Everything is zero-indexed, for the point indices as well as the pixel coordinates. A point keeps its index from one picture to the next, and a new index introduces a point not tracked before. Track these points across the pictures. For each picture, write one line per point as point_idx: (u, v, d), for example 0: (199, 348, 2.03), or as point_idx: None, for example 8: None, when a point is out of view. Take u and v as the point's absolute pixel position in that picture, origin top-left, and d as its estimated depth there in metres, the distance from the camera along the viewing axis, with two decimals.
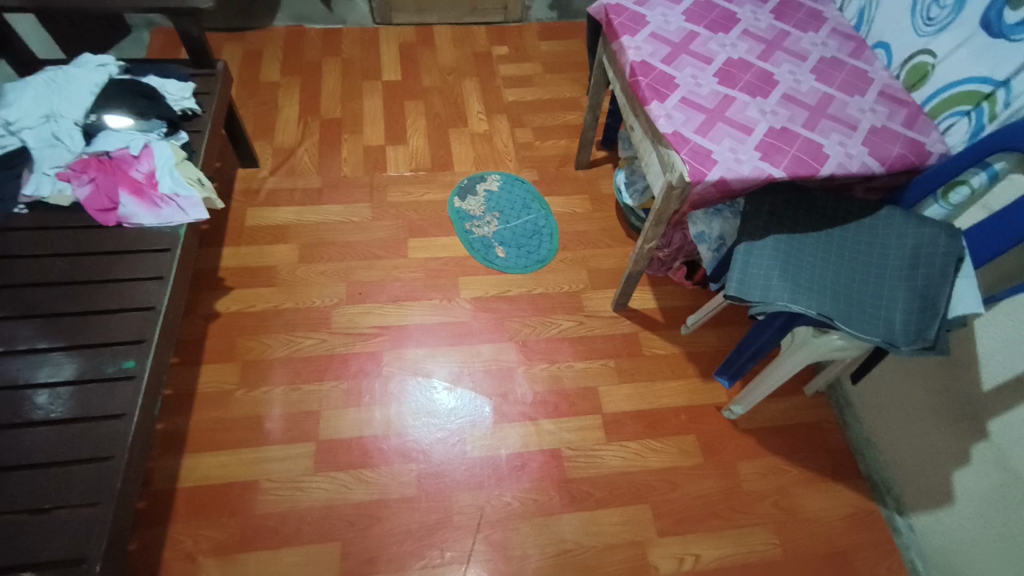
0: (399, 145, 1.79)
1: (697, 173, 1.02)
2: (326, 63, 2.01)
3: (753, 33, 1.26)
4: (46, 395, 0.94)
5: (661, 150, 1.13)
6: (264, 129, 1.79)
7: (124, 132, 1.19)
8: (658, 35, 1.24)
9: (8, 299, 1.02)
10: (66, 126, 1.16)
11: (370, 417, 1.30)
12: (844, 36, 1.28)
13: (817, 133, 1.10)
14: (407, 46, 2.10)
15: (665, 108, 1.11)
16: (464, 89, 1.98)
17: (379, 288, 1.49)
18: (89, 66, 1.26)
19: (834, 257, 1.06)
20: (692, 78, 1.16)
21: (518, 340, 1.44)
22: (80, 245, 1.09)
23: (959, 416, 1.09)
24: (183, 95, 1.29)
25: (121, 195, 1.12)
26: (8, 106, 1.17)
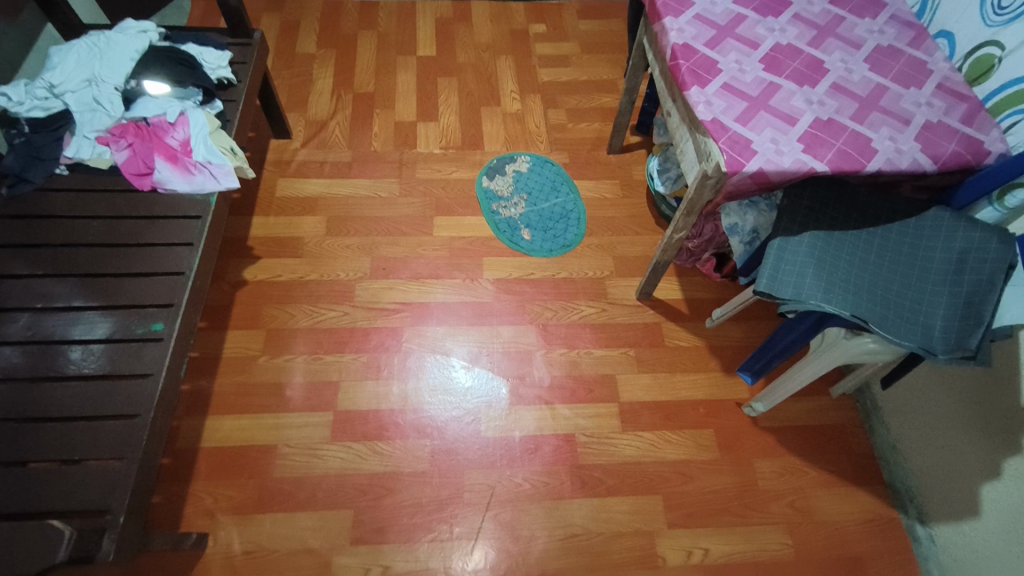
0: (430, 122, 1.78)
1: (734, 163, 0.98)
2: (362, 36, 2.00)
3: (804, 18, 1.19)
4: (80, 350, 0.98)
5: (698, 137, 1.08)
6: (298, 101, 1.80)
7: (162, 99, 1.20)
8: (703, 17, 1.19)
9: (48, 257, 1.06)
10: (106, 91, 1.17)
11: (387, 390, 1.32)
12: (903, 24, 1.20)
13: (866, 126, 1.04)
14: (444, 22, 2.07)
15: (705, 94, 1.06)
16: (498, 67, 1.95)
17: (403, 264, 1.50)
18: (130, 32, 1.27)
19: (874, 257, 1.01)
20: (736, 64, 1.11)
21: (538, 323, 1.43)
22: (116, 208, 1.12)
23: (994, 429, 1.04)
24: (220, 63, 1.30)
25: (156, 161, 1.15)
26: (52, 69, 1.19)
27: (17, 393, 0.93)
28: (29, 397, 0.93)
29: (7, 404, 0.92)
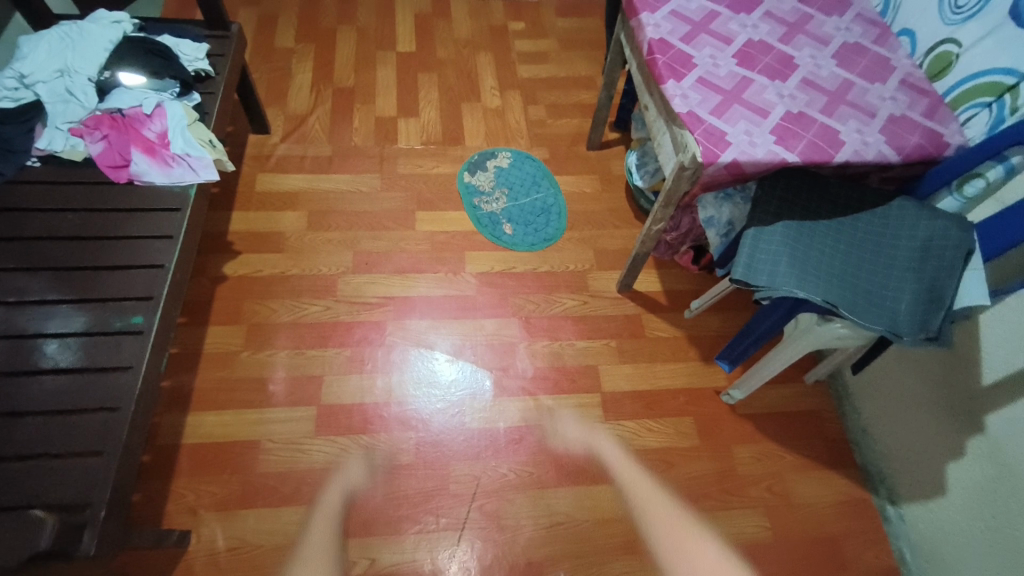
0: (411, 117, 1.78)
1: (710, 155, 1.01)
2: (341, 31, 1.99)
3: (775, 15, 1.24)
4: (56, 345, 0.96)
5: (674, 130, 1.11)
6: (276, 95, 1.79)
7: (137, 91, 1.18)
8: (678, 13, 1.22)
9: (20, 252, 1.03)
10: (80, 81, 1.15)
11: (371, 384, 1.32)
12: (868, 21, 1.25)
13: (834, 119, 1.08)
14: (423, 18, 2.08)
15: (681, 87, 1.09)
16: (478, 63, 1.96)
17: (385, 258, 1.50)
18: (104, 22, 1.25)
19: (843, 245, 1.05)
20: (710, 58, 1.14)
21: (521, 316, 1.45)
22: (91, 201, 1.10)
23: (958, 409, 1.09)
24: (197, 55, 1.28)
25: (133, 153, 1.13)
26: (23, 59, 1.17)
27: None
28: (2, 393, 0.91)
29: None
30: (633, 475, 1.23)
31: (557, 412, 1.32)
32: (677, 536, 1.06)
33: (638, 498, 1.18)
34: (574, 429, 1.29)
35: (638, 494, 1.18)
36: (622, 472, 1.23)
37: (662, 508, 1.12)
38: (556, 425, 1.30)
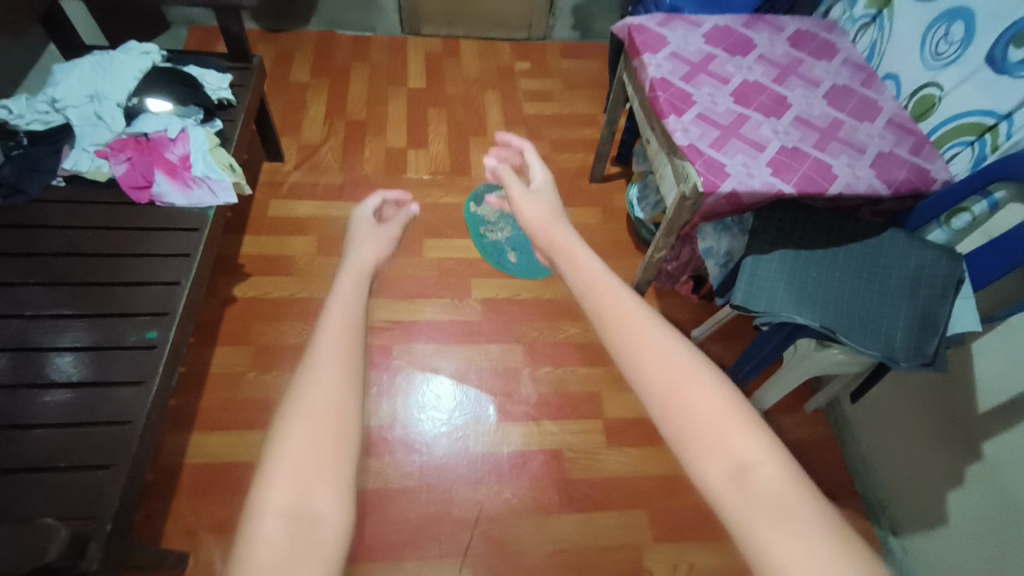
0: (420, 149, 1.85)
1: (711, 184, 1.05)
2: (354, 67, 2.08)
3: (768, 58, 1.32)
4: (70, 358, 0.97)
5: (675, 162, 1.16)
6: (290, 126, 1.86)
7: (163, 116, 1.24)
8: (678, 55, 1.30)
9: (41, 267, 1.06)
10: (108, 107, 1.21)
11: (376, 406, 1.33)
12: (855, 67, 1.34)
13: (826, 153, 1.13)
14: (433, 57, 2.18)
15: (682, 122, 1.15)
16: (485, 100, 2.05)
17: (392, 283, 1.53)
18: (134, 53, 1.32)
19: (838, 273, 1.09)
20: (709, 96, 1.21)
21: (525, 342, 1.47)
22: (112, 219, 1.13)
23: (956, 438, 1.10)
24: (221, 85, 1.35)
25: (156, 175, 1.17)
26: (55, 85, 1.22)
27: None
28: (12, 403, 0.91)
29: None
30: (557, 230, 0.74)
31: (522, 150, 1.01)
32: (625, 327, 0.54)
33: (572, 251, 0.68)
34: (538, 160, 0.98)
35: (569, 253, 0.68)
36: (544, 230, 0.74)
37: (590, 270, 0.63)
38: (510, 173, 0.90)
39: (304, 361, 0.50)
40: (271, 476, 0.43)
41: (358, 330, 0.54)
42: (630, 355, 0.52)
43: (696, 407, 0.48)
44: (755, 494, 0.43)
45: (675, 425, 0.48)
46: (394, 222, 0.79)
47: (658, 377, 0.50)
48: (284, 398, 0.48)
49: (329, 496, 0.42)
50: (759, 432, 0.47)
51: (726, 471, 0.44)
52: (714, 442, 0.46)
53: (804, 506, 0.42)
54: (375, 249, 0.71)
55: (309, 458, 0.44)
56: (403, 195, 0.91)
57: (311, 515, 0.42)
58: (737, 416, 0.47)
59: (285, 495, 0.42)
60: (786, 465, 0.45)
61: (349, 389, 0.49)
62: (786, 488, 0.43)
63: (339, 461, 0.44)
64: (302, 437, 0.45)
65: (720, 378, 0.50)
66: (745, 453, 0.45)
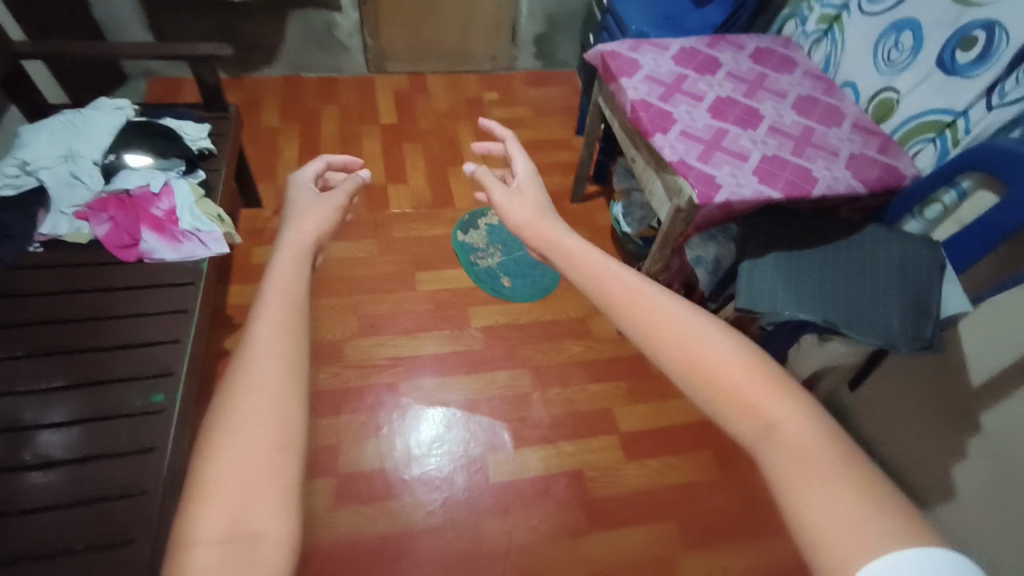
0: (401, 184, 1.86)
1: (705, 196, 1.08)
2: (325, 109, 2.08)
3: (736, 75, 1.40)
4: (68, 433, 0.90)
5: (666, 177, 1.19)
6: (266, 172, 1.83)
7: (144, 171, 1.20)
8: (652, 77, 1.36)
9: (26, 337, 0.99)
10: (85, 165, 1.16)
11: (389, 447, 1.30)
12: (814, 78, 1.44)
13: (804, 159, 1.20)
14: (403, 93, 2.20)
15: (668, 139, 1.19)
16: (460, 132, 2.09)
17: (389, 320, 1.51)
18: (107, 109, 1.26)
19: (830, 268, 1.13)
20: (687, 114, 1.26)
21: (531, 366, 1.47)
22: (99, 281, 1.08)
23: (955, 412, 1.16)
24: (200, 135, 1.31)
25: (142, 232, 1.13)
26: (24, 147, 1.16)
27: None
28: (4, 488, 0.84)
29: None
30: (551, 231, 0.80)
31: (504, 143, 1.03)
32: (641, 314, 0.58)
33: (572, 249, 0.72)
34: (520, 152, 1.01)
35: (568, 253, 0.72)
36: (534, 227, 0.83)
37: (596, 264, 0.66)
38: (492, 176, 0.94)
39: (237, 377, 0.54)
40: (208, 500, 0.47)
41: (296, 345, 0.58)
42: (648, 337, 0.56)
43: (719, 371, 0.51)
44: (784, 446, 0.46)
45: (705, 391, 0.52)
46: (339, 192, 0.89)
47: (678, 351, 0.54)
48: (217, 419, 0.51)
49: (267, 517, 0.47)
50: (793, 391, 0.50)
51: (756, 429, 0.48)
52: (737, 406, 0.49)
53: (828, 451, 0.46)
54: (316, 224, 0.78)
55: (241, 482, 0.48)
56: (350, 160, 1.04)
57: (249, 533, 0.46)
58: (761, 379, 0.50)
59: (219, 520, 0.46)
60: (819, 422, 0.48)
61: (286, 404, 0.53)
62: (814, 441, 0.46)
63: (273, 482, 0.49)
64: (239, 460, 0.49)
65: (743, 344, 0.53)
66: (773, 413, 0.48)
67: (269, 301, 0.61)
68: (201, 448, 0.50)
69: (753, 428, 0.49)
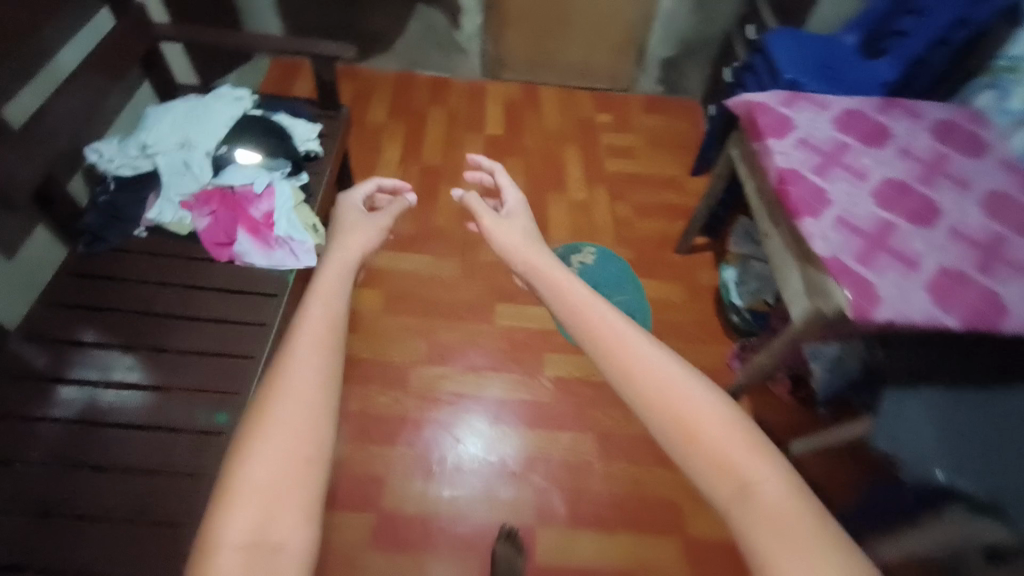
0: None
1: (862, 310, 0.89)
2: (432, 111, 2.03)
3: (910, 153, 1.17)
4: (132, 438, 0.89)
5: (809, 271, 1.01)
6: (365, 170, 1.82)
7: (251, 169, 1.17)
8: (807, 142, 1.17)
9: (115, 324, 1.00)
10: (198, 156, 1.15)
11: (436, 494, 1.22)
12: (1012, 168, 1.17)
13: (993, 277, 0.96)
14: (512, 104, 2.11)
15: (820, 226, 1.01)
16: (565, 155, 1.98)
17: (459, 352, 1.44)
18: (227, 98, 1.26)
19: (1005, 424, 0.90)
20: (846, 196, 1.07)
21: (600, 433, 1.34)
22: (191, 277, 1.07)
23: None
24: (309, 136, 1.29)
25: (238, 233, 1.11)
26: (148, 129, 1.18)
27: (50, 478, 0.84)
28: (63, 487, 0.84)
29: (33, 494, 0.83)
30: (539, 259, 0.73)
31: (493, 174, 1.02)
32: (614, 351, 0.54)
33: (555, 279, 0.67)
34: (510, 183, 1.00)
35: (548, 279, 0.67)
36: (517, 252, 0.77)
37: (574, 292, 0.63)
38: (481, 203, 0.90)
39: (276, 375, 0.52)
40: (231, 503, 0.44)
41: (337, 350, 0.56)
42: (625, 378, 0.52)
43: (696, 425, 0.47)
44: (763, 513, 0.41)
45: (678, 443, 0.47)
46: (385, 213, 0.88)
47: (654, 399, 0.49)
48: (254, 421, 0.49)
49: (292, 528, 0.44)
50: (772, 451, 0.46)
51: (731, 488, 0.44)
52: (712, 463, 0.45)
53: (809, 524, 0.41)
54: (361, 240, 0.78)
55: (272, 488, 0.45)
56: (399, 184, 1.03)
57: (271, 544, 0.43)
58: (740, 436, 0.46)
59: (244, 527, 0.43)
60: (799, 488, 0.43)
61: (321, 410, 0.51)
62: (791, 508, 0.42)
63: (301, 489, 0.46)
64: (271, 463, 0.46)
65: (718, 395, 0.49)
66: (748, 470, 0.44)
67: (315, 307, 0.60)
68: (233, 449, 0.48)
69: (726, 493, 0.44)
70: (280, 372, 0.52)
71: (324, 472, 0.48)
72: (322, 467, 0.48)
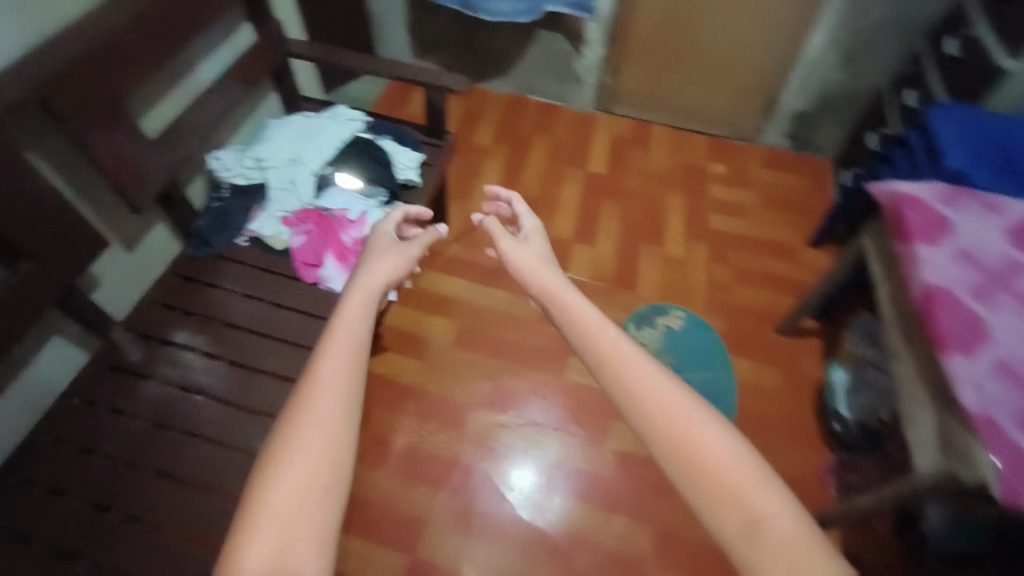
0: (586, 247, 1.71)
1: (1016, 495, 0.72)
2: (538, 139, 1.99)
3: None
4: (196, 450, 0.91)
5: (949, 420, 0.85)
6: (461, 193, 1.81)
7: (350, 194, 1.21)
8: (968, 255, 0.98)
9: (200, 330, 1.03)
10: (304, 175, 1.19)
11: (473, 550, 1.17)
12: None
13: None
14: (621, 141, 2.01)
15: (974, 369, 0.84)
16: (668, 204, 1.85)
17: (521, 401, 1.38)
18: (341, 119, 1.29)
19: None
20: (1015, 333, 0.88)
21: (657, 525, 1.22)
22: (276, 293, 1.09)
23: None
24: (410, 165, 1.28)
25: (327, 257, 1.12)
26: (265, 143, 1.22)
27: (109, 472, 0.87)
28: (120, 484, 0.86)
29: (94, 488, 0.86)
30: (551, 279, 0.74)
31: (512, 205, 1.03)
32: (627, 384, 0.57)
33: (567, 301, 0.68)
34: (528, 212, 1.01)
35: (560, 303, 0.69)
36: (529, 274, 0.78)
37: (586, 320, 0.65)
38: (499, 229, 0.90)
39: (298, 402, 0.54)
40: (253, 531, 0.47)
41: (356, 374, 0.58)
42: (638, 412, 0.55)
43: (706, 465, 0.50)
44: (770, 547, 0.45)
45: (690, 479, 0.50)
46: (415, 242, 0.87)
47: (663, 432, 0.53)
48: (275, 449, 0.52)
49: (310, 559, 0.47)
50: (777, 483, 0.49)
51: (741, 521, 0.47)
52: (724, 498, 0.48)
53: (815, 556, 0.45)
54: (392, 268, 0.77)
55: (293, 517, 0.48)
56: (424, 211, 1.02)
57: (291, 571, 0.46)
58: (748, 473, 0.49)
59: (267, 553, 0.46)
60: (802, 518, 0.47)
61: (341, 439, 0.53)
62: (801, 543, 0.46)
63: (322, 517, 0.49)
64: (292, 490, 0.49)
65: (728, 433, 0.52)
66: (756, 506, 0.47)
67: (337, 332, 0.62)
68: (254, 474, 0.51)
69: (733, 521, 0.47)
70: (302, 398, 0.55)
71: (341, 497, 0.51)
72: (341, 491, 0.51)
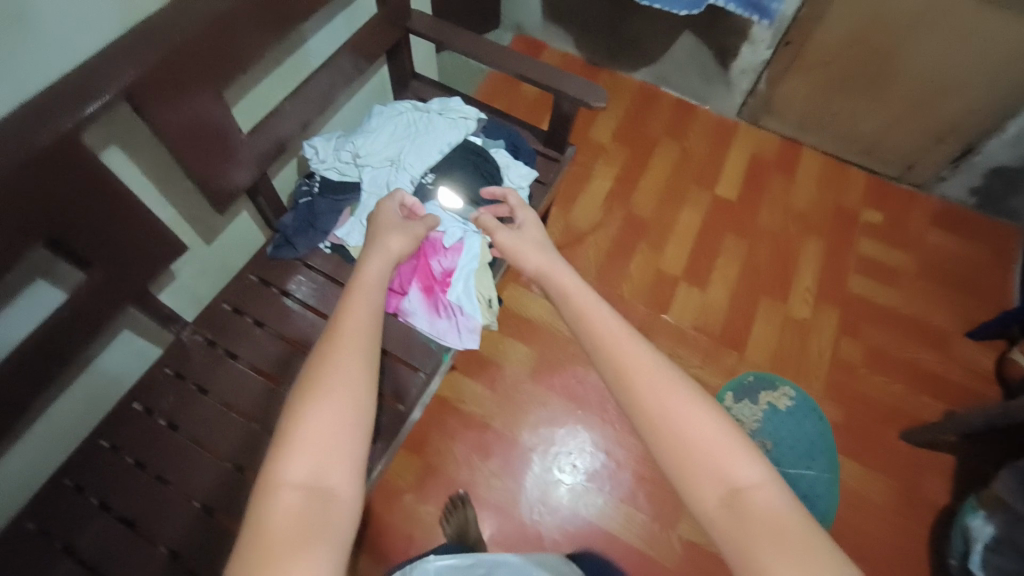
0: (696, 288, 1.49)
1: None
2: (663, 145, 1.72)
3: None
4: (242, 491, 0.85)
5: None
6: (566, 197, 1.61)
7: (446, 212, 1.04)
8: None
9: (267, 347, 0.96)
10: (402, 181, 1.04)
11: None
12: None
13: None
14: (760, 161, 1.71)
15: None
16: (804, 252, 1.57)
17: (590, 459, 1.25)
18: (452, 115, 1.12)
19: None
20: None
21: None
22: None
23: None
24: (520, 184, 1.10)
25: (411, 287, 1.00)
26: (366, 134, 1.08)
27: (153, 495, 0.84)
28: (162, 510, 0.83)
29: (139, 508, 0.83)
30: (550, 265, 0.75)
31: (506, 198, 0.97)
32: (615, 355, 0.56)
33: (560, 286, 0.69)
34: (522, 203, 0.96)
35: (562, 285, 0.70)
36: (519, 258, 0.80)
37: (583, 301, 0.64)
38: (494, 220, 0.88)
39: (328, 344, 0.58)
40: (287, 453, 0.49)
41: (377, 330, 0.62)
42: (623, 382, 0.54)
43: (688, 433, 0.50)
44: (753, 515, 0.45)
45: (673, 453, 0.50)
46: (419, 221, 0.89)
47: (649, 408, 0.52)
48: (301, 388, 0.53)
49: (342, 480, 0.49)
50: (753, 451, 0.49)
51: (721, 494, 0.47)
52: (706, 467, 0.48)
53: (798, 526, 0.44)
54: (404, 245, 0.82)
55: (323, 442, 0.50)
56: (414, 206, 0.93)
57: (324, 490, 0.48)
58: (729, 441, 0.50)
59: (301, 471, 0.48)
60: (782, 489, 0.47)
61: (362, 382, 0.55)
62: (781, 512, 0.45)
63: (352, 448, 0.51)
64: (323, 418, 0.51)
65: (709, 400, 0.52)
66: (735, 473, 0.48)
67: (356, 293, 0.67)
68: (286, 404, 0.52)
69: (711, 495, 0.47)
70: (328, 346, 0.57)
71: (368, 431, 0.52)
72: (370, 426, 0.53)
